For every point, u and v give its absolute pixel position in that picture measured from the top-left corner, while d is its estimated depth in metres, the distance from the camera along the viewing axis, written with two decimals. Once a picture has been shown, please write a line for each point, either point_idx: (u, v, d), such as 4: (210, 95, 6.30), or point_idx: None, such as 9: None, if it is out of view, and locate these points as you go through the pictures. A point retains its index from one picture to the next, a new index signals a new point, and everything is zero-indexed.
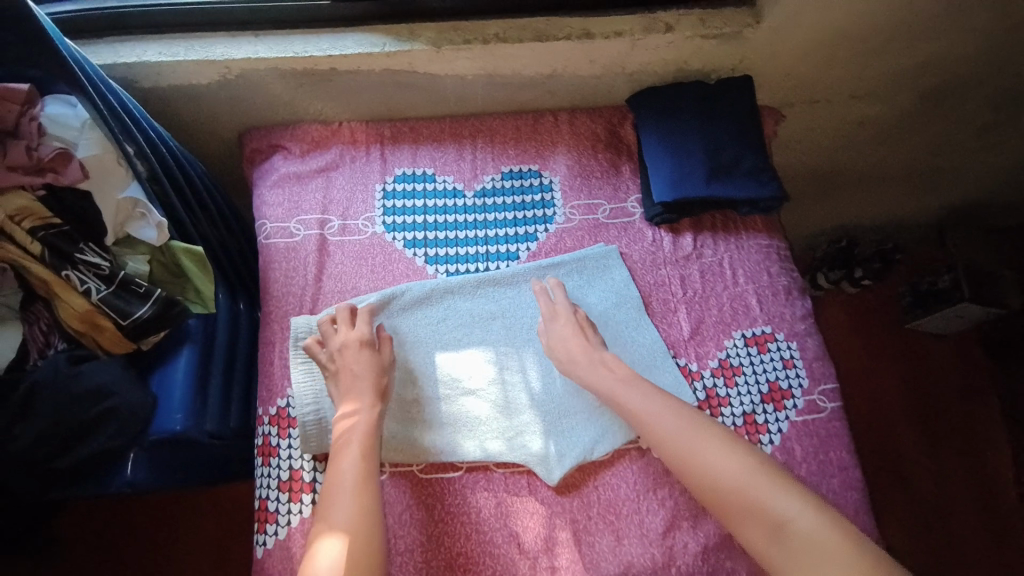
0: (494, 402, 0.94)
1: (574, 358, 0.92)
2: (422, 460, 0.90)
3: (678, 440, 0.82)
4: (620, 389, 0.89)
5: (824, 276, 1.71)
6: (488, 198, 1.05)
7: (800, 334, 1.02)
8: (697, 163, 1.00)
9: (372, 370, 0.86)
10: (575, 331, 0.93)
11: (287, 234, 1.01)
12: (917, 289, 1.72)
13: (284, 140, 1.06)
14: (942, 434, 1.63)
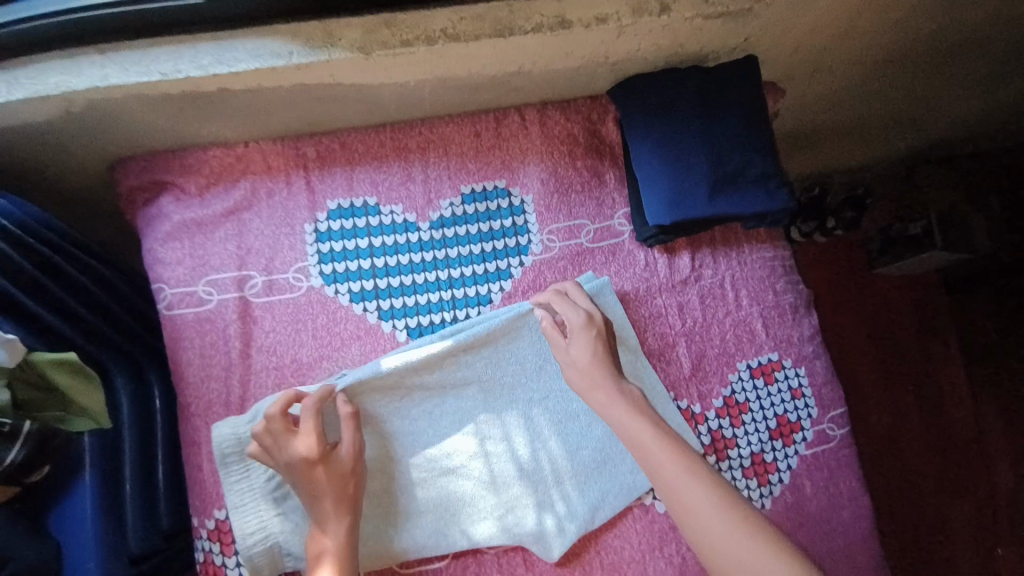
0: (478, 478, 0.81)
1: (595, 387, 0.77)
2: (400, 558, 0.78)
3: (697, 506, 0.65)
4: (641, 434, 0.71)
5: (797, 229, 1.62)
6: (449, 229, 0.87)
7: (808, 358, 0.92)
8: (700, 177, 0.85)
9: (333, 484, 0.69)
10: (601, 349, 0.79)
11: (194, 301, 0.79)
12: (887, 232, 1.60)
13: (173, 174, 0.81)
14: (929, 399, 1.59)
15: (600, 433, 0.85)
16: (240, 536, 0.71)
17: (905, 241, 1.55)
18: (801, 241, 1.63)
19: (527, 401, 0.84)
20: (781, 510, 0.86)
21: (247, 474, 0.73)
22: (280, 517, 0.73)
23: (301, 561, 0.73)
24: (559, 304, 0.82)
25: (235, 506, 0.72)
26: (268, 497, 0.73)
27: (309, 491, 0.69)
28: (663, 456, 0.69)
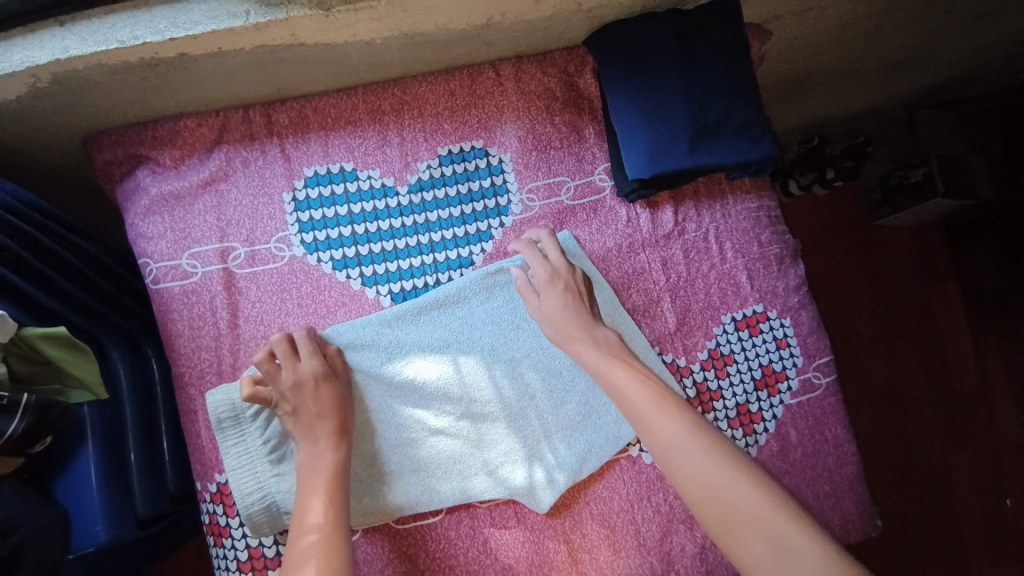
0: (465, 437, 0.83)
1: (572, 329, 0.79)
2: (396, 516, 0.80)
3: (662, 429, 0.67)
4: (616, 375, 0.73)
5: (795, 182, 1.56)
6: (428, 193, 0.86)
7: (794, 308, 0.91)
8: (679, 128, 0.83)
9: (334, 406, 0.74)
10: (575, 294, 0.81)
11: (180, 274, 0.80)
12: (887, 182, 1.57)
13: (146, 148, 0.81)
14: (922, 344, 1.60)
15: (585, 387, 0.87)
16: (239, 495, 0.72)
17: (907, 189, 1.52)
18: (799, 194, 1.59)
19: (510, 360, 0.85)
20: (766, 458, 0.87)
21: (243, 437, 0.74)
22: (277, 477, 0.73)
23: None
24: (530, 255, 0.83)
25: (231, 467, 0.73)
26: (263, 459, 0.74)
27: (310, 413, 0.72)
28: (642, 397, 0.70)
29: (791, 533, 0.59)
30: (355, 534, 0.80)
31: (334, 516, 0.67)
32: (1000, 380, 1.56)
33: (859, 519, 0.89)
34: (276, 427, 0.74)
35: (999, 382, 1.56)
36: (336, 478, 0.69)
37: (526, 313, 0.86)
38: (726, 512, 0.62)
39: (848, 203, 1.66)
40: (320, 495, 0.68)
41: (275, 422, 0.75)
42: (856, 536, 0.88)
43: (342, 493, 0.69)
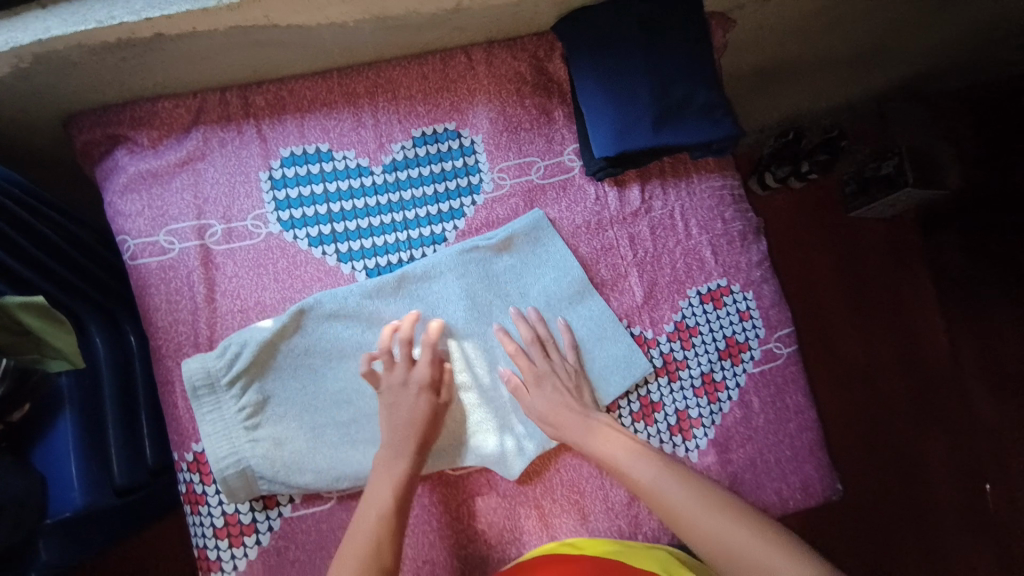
0: None
1: (568, 425, 0.83)
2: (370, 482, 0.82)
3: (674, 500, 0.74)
4: (622, 457, 0.80)
5: (771, 174, 1.59)
6: (402, 172, 0.89)
7: (756, 282, 0.95)
8: (642, 109, 0.85)
9: (422, 420, 0.79)
10: (561, 392, 0.85)
11: (157, 250, 0.82)
12: (862, 174, 1.64)
13: (125, 128, 0.83)
14: (893, 327, 1.65)
15: None
16: (213, 459, 0.75)
17: (879, 181, 1.59)
18: (776, 185, 1.60)
19: (483, 335, 0.87)
20: (730, 424, 0.92)
21: (219, 404, 0.77)
22: (252, 443, 0.77)
23: (274, 483, 0.77)
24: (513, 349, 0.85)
25: (206, 432, 0.76)
26: (238, 425, 0.77)
27: (403, 415, 0.79)
28: (652, 474, 0.77)
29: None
30: (329, 501, 0.84)
31: (394, 519, 0.73)
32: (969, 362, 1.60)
33: (820, 483, 0.93)
34: (251, 396, 0.78)
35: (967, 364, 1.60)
36: (403, 484, 0.76)
37: (499, 290, 0.88)
38: (743, 573, 0.68)
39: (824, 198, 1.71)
40: (384, 494, 0.74)
41: (251, 391, 0.78)
42: (816, 498, 0.92)
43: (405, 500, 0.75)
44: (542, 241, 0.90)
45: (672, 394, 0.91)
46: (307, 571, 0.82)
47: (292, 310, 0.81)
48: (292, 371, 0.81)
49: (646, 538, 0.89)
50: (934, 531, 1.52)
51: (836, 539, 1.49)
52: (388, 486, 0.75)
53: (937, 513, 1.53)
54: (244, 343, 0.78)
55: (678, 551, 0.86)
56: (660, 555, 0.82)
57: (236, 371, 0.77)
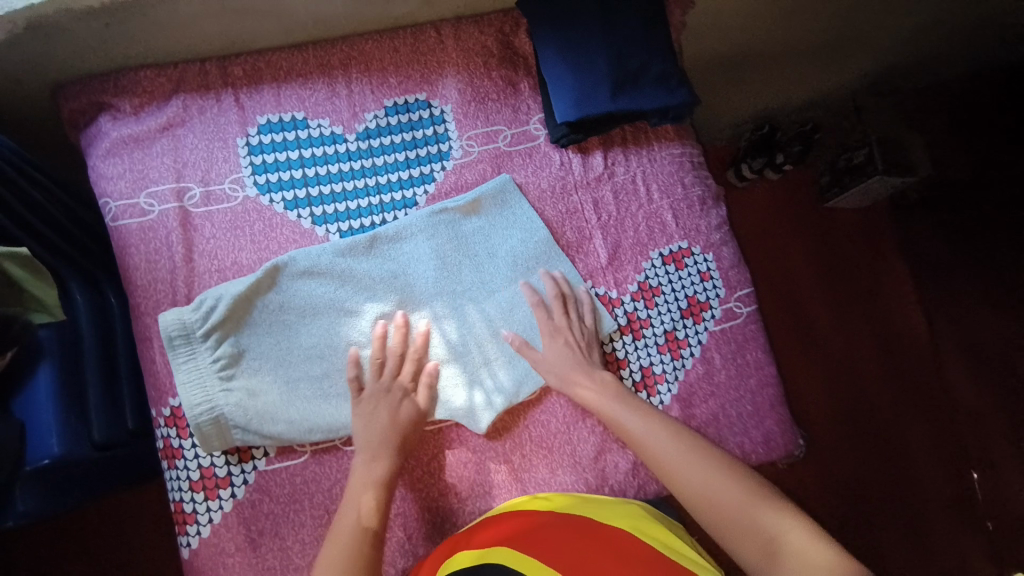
0: None
1: (571, 376, 0.88)
2: (341, 435, 0.84)
3: (656, 445, 0.79)
4: (612, 404, 0.85)
5: (748, 165, 1.67)
6: (374, 140, 0.93)
7: (715, 245, 0.99)
8: (600, 78, 0.90)
9: (404, 425, 0.83)
10: (571, 347, 0.89)
11: (138, 211, 0.85)
12: (835, 167, 1.75)
13: (108, 96, 0.88)
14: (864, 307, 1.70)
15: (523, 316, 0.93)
16: (186, 407, 0.77)
17: (852, 170, 1.70)
18: (752, 176, 1.69)
19: (453, 293, 0.90)
20: (693, 380, 0.95)
21: (194, 355, 0.79)
22: (225, 391, 0.79)
23: (247, 432, 0.80)
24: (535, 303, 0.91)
25: (180, 381, 0.78)
26: (213, 375, 0.80)
27: (383, 423, 0.82)
28: (636, 422, 0.82)
29: (767, 515, 0.70)
30: (304, 455, 0.86)
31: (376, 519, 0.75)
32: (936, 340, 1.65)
33: (782, 436, 0.96)
34: (227, 348, 0.80)
35: None
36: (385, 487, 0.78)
37: (469, 250, 0.92)
38: (714, 513, 0.72)
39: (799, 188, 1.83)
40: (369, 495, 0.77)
41: (225, 343, 0.80)
42: (779, 453, 0.94)
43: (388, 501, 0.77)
44: (508, 203, 0.94)
45: (637, 351, 0.95)
46: (280, 524, 0.83)
47: (267, 266, 0.84)
48: (267, 327, 0.83)
49: (613, 490, 0.92)
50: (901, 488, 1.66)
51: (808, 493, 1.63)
52: (366, 489, 0.77)
53: (905, 471, 1.68)
54: (220, 298, 0.80)
55: (649, 506, 0.88)
56: (628, 510, 0.83)
57: (211, 323, 0.79)
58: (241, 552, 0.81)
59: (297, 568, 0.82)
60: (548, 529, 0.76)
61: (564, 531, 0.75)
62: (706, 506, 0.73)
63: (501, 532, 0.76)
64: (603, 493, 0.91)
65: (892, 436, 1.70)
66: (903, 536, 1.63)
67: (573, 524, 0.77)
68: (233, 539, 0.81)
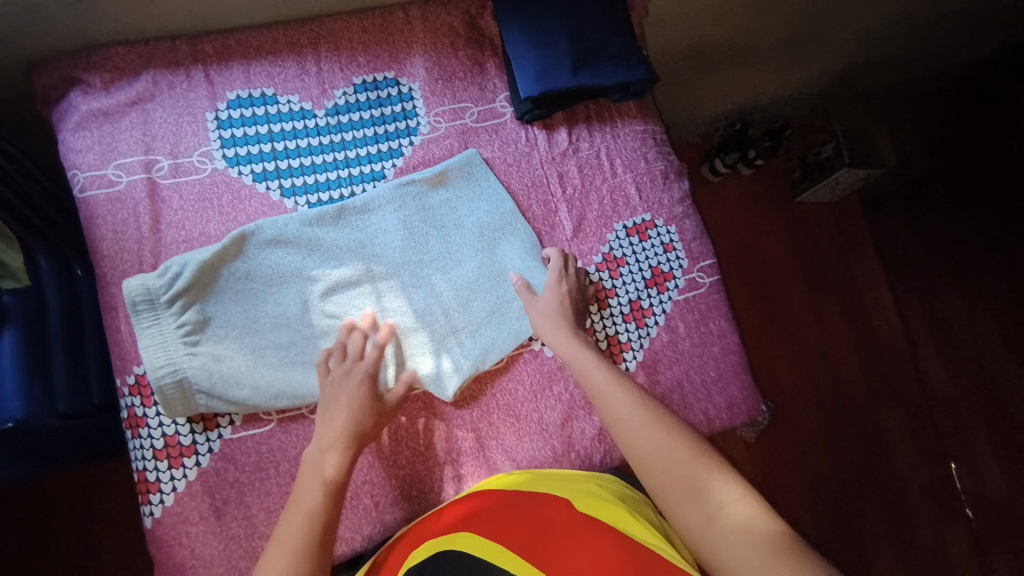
0: (375, 329, 0.89)
1: (553, 328, 0.88)
2: (309, 403, 0.85)
3: (618, 404, 0.75)
4: (584, 361, 0.82)
5: (721, 160, 1.71)
6: (343, 116, 0.95)
7: (678, 218, 1.03)
8: (561, 54, 0.94)
9: (365, 403, 0.80)
10: (566, 302, 0.90)
11: (106, 182, 0.86)
12: (805, 161, 1.80)
13: (80, 71, 0.89)
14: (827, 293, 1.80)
15: (489, 286, 0.94)
16: (150, 373, 0.77)
17: (819, 164, 1.75)
18: (726, 172, 1.73)
19: (419, 263, 0.92)
20: (657, 348, 0.97)
21: (158, 321, 0.80)
22: (190, 356, 0.80)
23: (211, 397, 0.80)
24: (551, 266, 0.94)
25: (144, 346, 0.78)
26: (177, 340, 0.80)
27: (340, 401, 0.79)
28: (603, 381, 0.78)
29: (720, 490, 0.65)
30: (270, 423, 0.86)
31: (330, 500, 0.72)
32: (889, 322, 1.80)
33: (745, 402, 0.99)
34: (192, 314, 0.81)
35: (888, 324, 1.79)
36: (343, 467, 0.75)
37: (435, 221, 0.94)
38: (664, 478, 0.67)
39: (773, 184, 1.85)
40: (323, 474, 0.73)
41: (191, 310, 0.81)
42: (741, 416, 0.98)
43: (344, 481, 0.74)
44: (473, 176, 0.97)
45: (603, 321, 0.96)
46: (246, 492, 0.83)
47: (233, 234, 0.85)
48: (233, 296, 0.84)
49: (578, 455, 0.94)
50: (879, 470, 1.69)
51: (788, 478, 1.65)
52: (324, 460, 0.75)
53: (883, 454, 1.71)
54: (185, 265, 0.81)
55: (616, 481, 0.89)
56: (594, 487, 0.85)
57: (176, 289, 0.80)
58: (205, 521, 0.81)
59: (262, 537, 0.82)
60: (511, 511, 0.78)
61: (527, 513, 0.77)
62: (656, 467, 0.68)
63: (463, 516, 0.78)
64: (567, 459, 0.93)
65: (866, 422, 1.73)
66: (881, 517, 1.65)
67: (538, 504, 0.79)
68: (197, 507, 0.81)
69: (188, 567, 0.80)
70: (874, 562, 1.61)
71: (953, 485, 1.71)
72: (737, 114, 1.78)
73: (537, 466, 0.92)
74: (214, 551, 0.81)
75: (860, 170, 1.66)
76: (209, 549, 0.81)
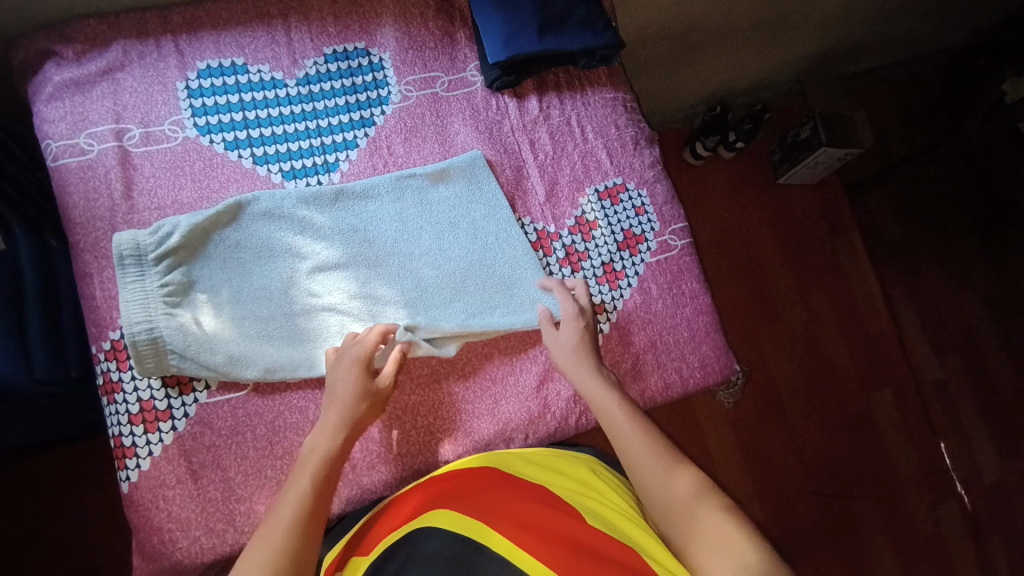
0: (358, 314, 0.88)
1: (573, 366, 0.86)
2: (269, 379, 0.83)
3: (637, 450, 0.77)
4: (605, 400, 0.82)
5: (702, 144, 1.71)
6: (315, 85, 0.96)
7: (649, 182, 1.05)
8: (527, 18, 0.96)
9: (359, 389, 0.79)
10: (584, 336, 0.88)
11: (77, 151, 0.86)
12: (785, 142, 1.78)
13: (53, 43, 0.89)
14: (809, 272, 1.81)
15: (476, 270, 0.94)
16: (126, 331, 0.77)
17: (800, 144, 1.72)
18: (707, 154, 1.73)
19: (410, 255, 0.92)
20: (630, 309, 0.98)
21: (142, 276, 0.80)
22: (168, 316, 0.79)
23: (184, 359, 0.80)
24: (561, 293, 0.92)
25: (125, 298, 0.78)
26: (158, 299, 0.80)
27: (337, 390, 0.79)
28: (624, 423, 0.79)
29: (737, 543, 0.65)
30: (246, 389, 0.84)
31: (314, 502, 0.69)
32: (871, 301, 1.82)
33: (718, 361, 1.01)
34: (177, 275, 0.81)
35: (870, 301, 1.82)
36: (323, 467, 0.72)
37: (431, 217, 0.94)
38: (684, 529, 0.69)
39: (754, 164, 1.86)
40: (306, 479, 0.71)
41: (177, 271, 0.81)
42: (714, 375, 1.00)
43: (330, 480, 0.72)
44: (466, 176, 0.97)
45: None
46: (223, 455, 0.81)
47: (230, 202, 0.85)
48: (220, 263, 0.84)
49: (554, 417, 0.94)
50: (869, 451, 1.70)
51: (778, 458, 1.65)
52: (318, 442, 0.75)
53: (873, 437, 1.72)
54: (178, 226, 0.82)
55: (589, 460, 0.92)
56: (570, 465, 0.88)
57: (165, 248, 0.80)
58: (182, 484, 0.79)
59: (239, 499, 0.81)
60: (503, 494, 0.79)
61: (510, 495, 0.78)
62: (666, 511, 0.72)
63: (448, 491, 0.79)
64: (543, 421, 0.93)
65: (855, 404, 1.73)
66: (872, 497, 1.67)
67: (526, 490, 0.79)
68: (174, 470, 0.79)
69: (166, 531, 0.78)
70: (865, 540, 1.63)
71: (941, 464, 1.73)
72: (716, 96, 1.78)
73: (513, 429, 0.92)
74: (191, 513, 0.79)
75: (839, 149, 1.62)
76: (186, 512, 0.79)
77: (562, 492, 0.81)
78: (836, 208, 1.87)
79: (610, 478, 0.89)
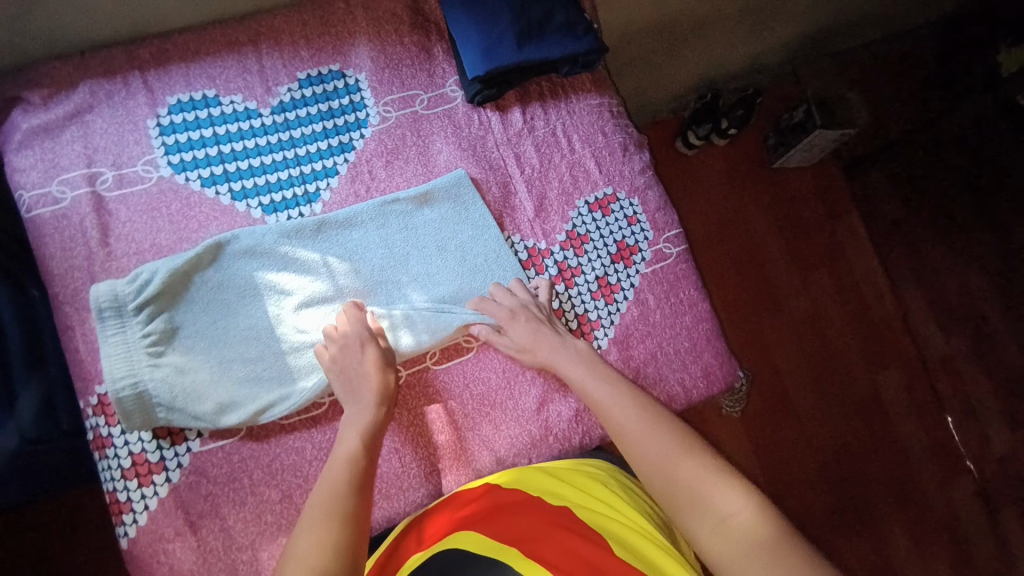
0: None
1: (546, 354, 0.87)
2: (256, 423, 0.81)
3: (623, 417, 0.79)
4: (581, 374, 0.84)
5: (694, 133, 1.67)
6: (290, 113, 0.93)
7: (640, 189, 1.02)
8: (504, 28, 0.92)
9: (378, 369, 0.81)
10: (538, 326, 0.88)
11: (50, 200, 0.84)
12: (779, 126, 1.76)
13: (18, 88, 0.87)
14: (811, 260, 1.79)
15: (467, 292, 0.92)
16: (109, 388, 0.75)
17: (794, 127, 1.71)
18: (700, 144, 1.69)
19: (398, 281, 0.90)
20: (628, 322, 0.96)
21: (123, 328, 0.78)
22: (154, 369, 0.77)
23: (172, 410, 0.78)
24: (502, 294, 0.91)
25: (107, 353, 0.76)
26: (141, 350, 0.78)
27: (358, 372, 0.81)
28: (606, 396, 0.81)
29: (725, 501, 0.69)
30: (238, 435, 0.82)
31: (356, 482, 0.72)
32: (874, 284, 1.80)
33: (721, 368, 0.99)
34: (159, 323, 0.79)
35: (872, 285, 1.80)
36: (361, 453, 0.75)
37: (418, 241, 0.92)
38: (676, 493, 0.71)
39: (749, 152, 1.82)
40: (347, 450, 0.74)
41: (158, 319, 0.79)
42: (718, 383, 0.98)
43: (369, 460, 0.75)
44: (451, 196, 0.94)
45: (570, 299, 0.96)
46: (221, 503, 0.80)
47: (209, 242, 0.83)
48: (203, 305, 0.82)
49: (557, 438, 0.92)
50: (881, 440, 1.68)
51: (791, 453, 1.63)
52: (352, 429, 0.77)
53: (884, 424, 1.70)
54: (156, 272, 0.80)
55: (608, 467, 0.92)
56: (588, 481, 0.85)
57: (144, 296, 0.78)
58: (181, 537, 0.78)
59: (242, 547, 0.79)
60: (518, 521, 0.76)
61: (524, 523, 0.76)
62: (668, 499, 0.72)
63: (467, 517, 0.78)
64: (546, 443, 0.91)
65: (864, 391, 1.71)
66: (887, 485, 1.65)
67: (541, 515, 0.77)
68: (172, 523, 0.78)
69: None
70: (883, 529, 1.62)
71: (953, 445, 1.72)
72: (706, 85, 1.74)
73: (516, 453, 0.90)
74: (192, 566, 0.77)
75: (834, 131, 1.59)
76: (187, 564, 0.77)
77: (587, 516, 0.78)
78: (834, 191, 1.85)
79: (630, 497, 0.86)
